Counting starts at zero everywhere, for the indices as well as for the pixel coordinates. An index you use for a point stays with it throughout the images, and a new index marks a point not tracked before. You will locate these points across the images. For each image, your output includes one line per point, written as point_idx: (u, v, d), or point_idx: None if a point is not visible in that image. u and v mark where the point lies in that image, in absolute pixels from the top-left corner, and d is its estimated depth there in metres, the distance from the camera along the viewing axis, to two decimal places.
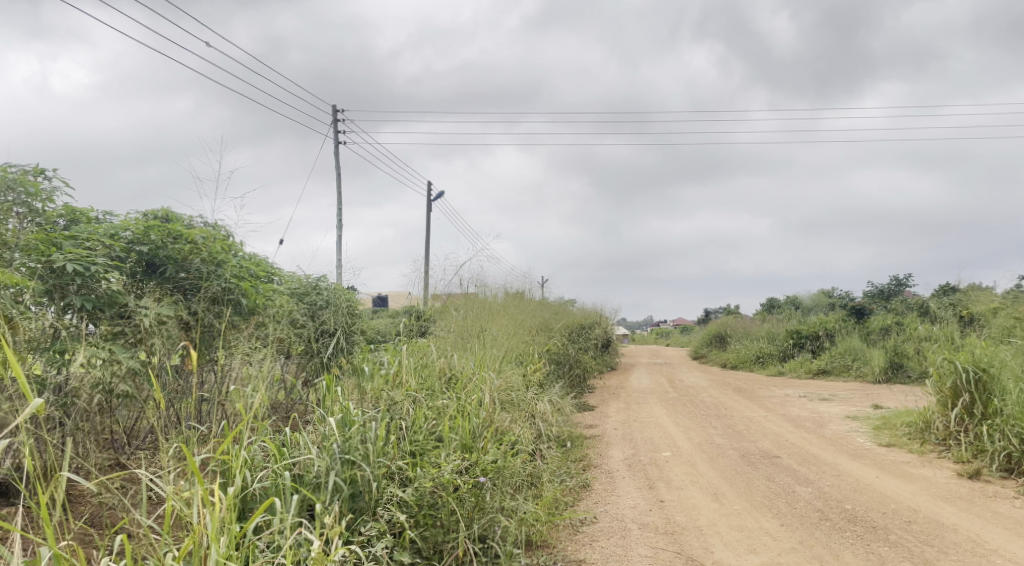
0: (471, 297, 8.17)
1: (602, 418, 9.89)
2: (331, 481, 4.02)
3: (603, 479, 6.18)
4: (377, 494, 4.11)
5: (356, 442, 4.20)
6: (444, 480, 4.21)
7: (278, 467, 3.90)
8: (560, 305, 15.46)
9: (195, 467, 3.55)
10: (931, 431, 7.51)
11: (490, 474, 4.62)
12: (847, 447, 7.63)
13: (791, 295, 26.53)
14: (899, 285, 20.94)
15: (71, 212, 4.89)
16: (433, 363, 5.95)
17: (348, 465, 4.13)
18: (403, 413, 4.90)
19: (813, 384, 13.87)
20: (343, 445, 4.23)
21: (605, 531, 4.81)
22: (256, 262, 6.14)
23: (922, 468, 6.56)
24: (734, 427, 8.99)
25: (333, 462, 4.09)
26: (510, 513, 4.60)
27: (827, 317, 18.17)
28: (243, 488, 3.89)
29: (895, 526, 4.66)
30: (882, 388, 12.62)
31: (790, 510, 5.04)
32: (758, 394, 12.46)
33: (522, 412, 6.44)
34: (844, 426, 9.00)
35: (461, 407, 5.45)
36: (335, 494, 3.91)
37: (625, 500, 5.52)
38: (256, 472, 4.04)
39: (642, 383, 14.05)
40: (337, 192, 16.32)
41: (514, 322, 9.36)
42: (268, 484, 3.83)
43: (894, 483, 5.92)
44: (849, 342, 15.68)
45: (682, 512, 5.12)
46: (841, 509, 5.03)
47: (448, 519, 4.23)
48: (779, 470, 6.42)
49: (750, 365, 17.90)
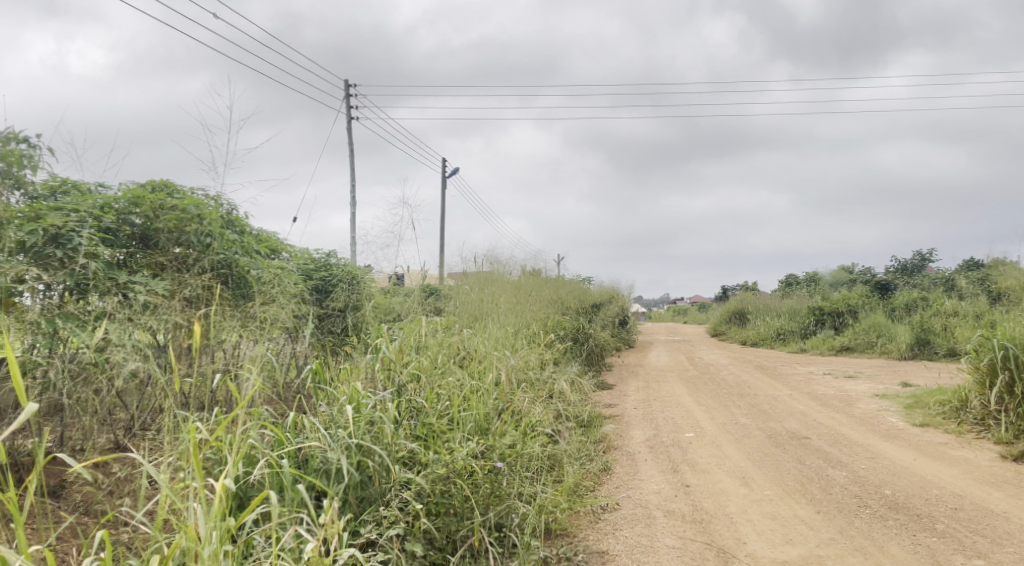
0: (484, 273, 7.86)
1: (621, 397, 9.59)
2: (337, 468, 3.77)
3: (625, 462, 5.90)
4: (387, 481, 3.85)
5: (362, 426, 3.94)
6: (458, 466, 3.94)
7: (278, 453, 3.65)
8: (575, 282, 15.12)
9: (193, 458, 3.35)
10: (967, 411, 7.14)
11: (508, 459, 4.36)
12: (879, 427, 7.28)
13: (810, 271, 25.98)
14: (922, 260, 20.38)
15: (60, 181, 4.67)
16: (447, 342, 5.66)
17: (356, 450, 3.87)
18: (413, 394, 4.65)
19: (837, 361, 13.47)
20: (350, 428, 3.96)
21: (628, 519, 4.53)
22: (261, 236, 5.90)
23: (961, 450, 6.21)
24: (759, 406, 8.67)
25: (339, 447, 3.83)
26: (527, 498, 4.33)
27: (850, 293, 17.70)
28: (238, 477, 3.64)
29: (940, 514, 4.34)
30: (909, 365, 12.20)
31: (826, 496, 4.74)
32: (781, 371, 12.09)
33: (539, 392, 6.16)
34: (872, 405, 8.64)
35: (475, 389, 5.18)
36: (341, 482, 3.65)
37: (649, 485, 5.24)
38: (256, 460, 3.79)
39: (660, 361, 13.72)
40: (348, 169, 16.03)
41: (529, 300, 9.06)
42: (266, 473, 3.58)
43: (934, 466, 5.58)
44: (874, 319, 15.24)
45: (709, 498, 4.84)
46: (880, 495, 4.72)
47: (462, 507, 3.97)
48: (809, 452, 6.11)
49: (770, 342, 17.50)
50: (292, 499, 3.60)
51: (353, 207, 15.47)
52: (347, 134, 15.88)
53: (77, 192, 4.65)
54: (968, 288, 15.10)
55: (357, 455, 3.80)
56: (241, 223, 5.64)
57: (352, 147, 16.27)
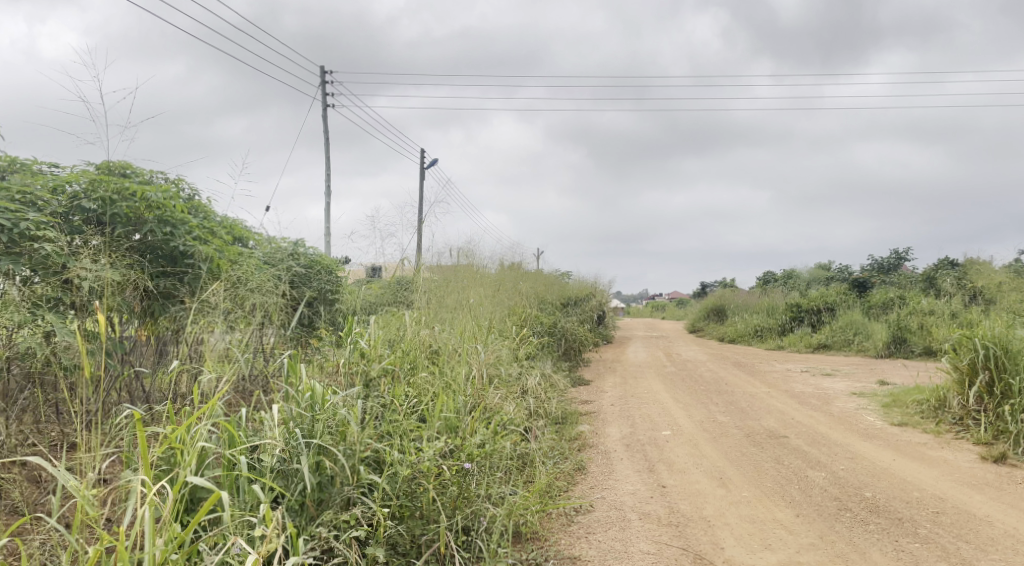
0: (460, 265, 7.62)
1: (598, 394, 9.43)
2: (295, 469, 3.53)
3: (599, 461, 5.73)
4: (348, 482, 3.61)
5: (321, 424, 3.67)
6: (424, 467, 3.72)
7: (230, 452, 3.40)
8: (554, 277, 14.92)
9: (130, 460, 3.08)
10: (946, 410, 7.06)
11: (477, 459, 4.15)
12: (857, 426, 7.19)
13: (788, 269, 26.03)
14: (899, 259, 20.47)
15: (10, 161, 4.35)
16: (416, 336, 5.41)
17: (315, 449, 3.62)
18: (380, 390, 4.42)
19: (814, 359, 13.43)
20: (310, 426, 3.73)
21: (602, 521, 4.36)
22: (226, 226, 5.58)
23: (941, 450, 6.11)
24: (737, 403, 8.55)
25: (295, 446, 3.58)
26: (496, 501, 4.13)
27: (827, 291, 17.70)
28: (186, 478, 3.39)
29: (922, 518, 4.22)
30: (886, 363, 12.17)
31: (805, 498, 4.60)
32: (759, 368, 12.00)
33: (512, 389, 5.95)
34: (851, 404, 8.55)
35: (446, 384, 4.95)
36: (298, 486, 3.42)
37: (624, 485, 5.07)
38: (207, 461, 3.54)
39: (637, 357, 13.59)
40: (324, 157, 15.68)
41: (505, 294, 8.85)
42: (216, 474, 3.33)
43: (914, 467, 5.48)
44: (851, 317, 15.23)
45: (686, 499, 4.68)
46: (860, 497, 4.59)
47: (427, 510, 3.75)
48: (788, 452, 5.97)
49: (748, 339, 17.46)
50: (242, 504, 3.37)
51: (329, 197, 15.10)
52: (324, 123, 15.50)
53: (26, 173, 4.32)
54: (944, 287, 15.14)
55: (316, 455, 3.56)
56: (202, 209, 5.37)
57: (329, 136, 15.88)
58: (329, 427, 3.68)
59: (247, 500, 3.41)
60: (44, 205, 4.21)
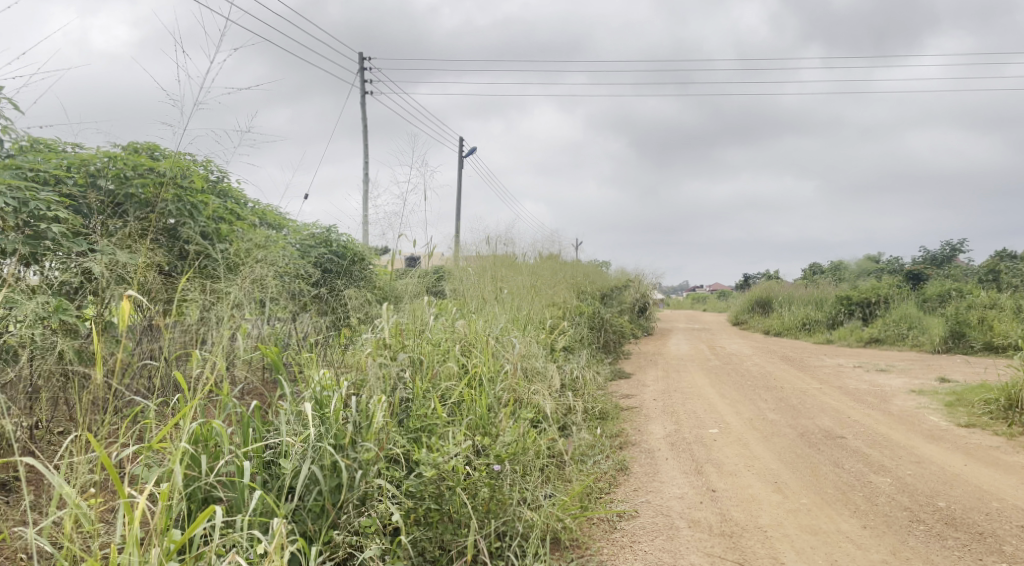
0: (498, 255, 7.33)
1: (640, 388, 9.06)
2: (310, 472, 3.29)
3: (643, 461, 5.39)
4: (369, 483, 3.36)
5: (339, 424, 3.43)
6: (450, 468, 3.44)
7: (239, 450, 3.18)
8: (593, 267, 14.52)
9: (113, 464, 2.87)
10: (1017, 411, 6.50)
11: (509, 460, 3.85)
12: (920, 427, 6.68)
13: (835, 261, 25.14)
14: (953, 251, 19.52)
15: (32, 142, 4.22)
16: (448, 327, 5.12)
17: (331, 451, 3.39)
18: (405, 385, 4.15)
19: (866, 354, 12.80)
20: (324, 425, 3.47)
21: (648, 529, 4.03)
22: (249, 210, 5.39)
23: (1017, 455, 5.60)
24: (788, 400, 8.11)
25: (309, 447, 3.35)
26: (531, 503, 3.87)
27: (879, 283, 16.92)
28: (195, 477, 3.21)
29: (1006, 533, 3.81)
30: (944, 360, 11.52)
31: (870, 507, 4.22)
32: (809, 363, 11.48)
33: (549, 383, 5.63)
34: (910, 402, 8.03)
35: (477, 377, 4.68)
36: (310, 490, 3.19)
37: (670, 488, 4.73)
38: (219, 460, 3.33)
39: (681, 350, 13.15)
40: (362, 146, 15.51)
41: (543, 284, 8.54)
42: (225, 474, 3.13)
43: (989, 474, 5.01)
44: (904, 310, 14.53)
45: (738, 506, 4.33)
46: (934, 508, 4.17)
47: (457, 514, 3.50)
48: (846, 454, 5.55)
49: (795, 332, 16.84)
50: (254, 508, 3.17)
51: (365, 185, 14.94)
52: (361, 112, 15.33)
53: (46, 153, 4.18)
54: (1006, 279, 14.30)
55: (331, 456, 3.31)
56: (230, 192, 5.23)
57: (367, 127, 15.69)
58: (348, 426, 3.44)
59: (260, 503, 3.21)
60: (61, 186, 4.06)
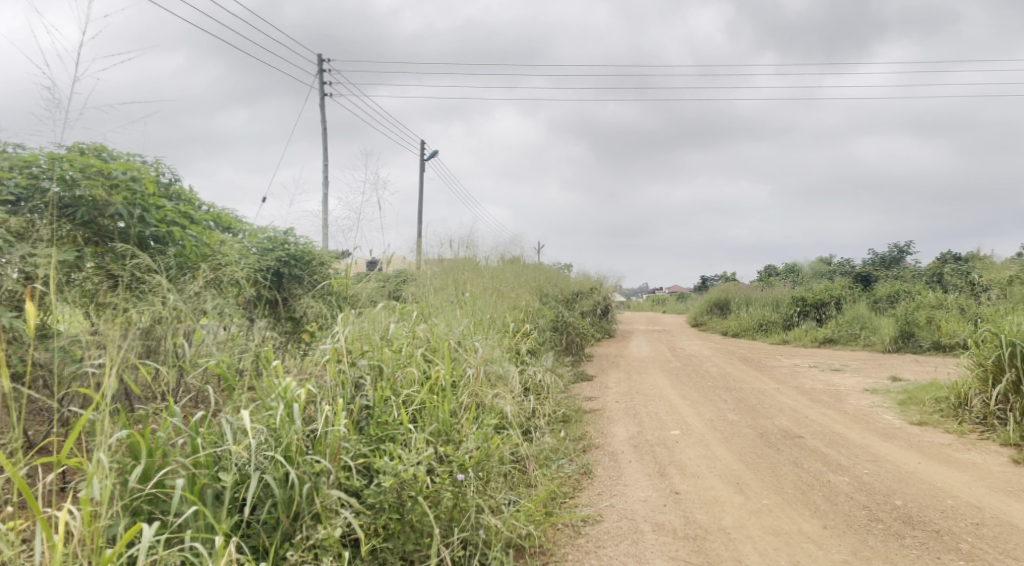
0: (460, 258, 7.26)
1: (603, 390, 9.08)
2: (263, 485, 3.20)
3: (607, 464, 5.38)
4: (326, 496, 3.27)
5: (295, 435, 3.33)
6: (411, 478, 3.37)
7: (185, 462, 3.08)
8: (554, 270, 14.52)
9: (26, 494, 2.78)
10: (967, 409, 6.67)
11: (472, 468, 3.79)
12: (875, 425, 6.82)
13: (789, 263, 25.65)
14: (902, 253, 20.08)
15: None
16: (409, 332, 5.03)
17: (285, 463, 3.30)
18: (364, 392, 4.06)
19: (821, 354, 13.06)
20: (278, 435, 3.37)
21: (612, 534, 4.02)
22: (203, 213, 5.25)
23: (968, 452, 5.75)
24: (747, 401, 8.20)
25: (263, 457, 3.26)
26: (494, 510, 3.82)
27: (832, 284, 17.31)
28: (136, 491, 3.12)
29: (961, 530, 3.90)
30: (895, 359, 11.82)
31: (830, 506, 4.28)
32: (766, 363, 11.65)
33: (511, 388, 5.58)
34: (864, 401, 8.20)
35: (439, 382, 4.61)
36: (262, 504, 3.11)
37: (633, 491, 4.72)
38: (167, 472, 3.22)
39: (641, 352, 13.24)
40: (320, 147, 15.25)
41: (505, 287, 8.49)
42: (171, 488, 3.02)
43: (942, 471, 5.13)
44: (857, 311, 14.88)
45: (701, 508, 4.34)
46: (892, 506, 4.25)
47: (419, 524, 3.43)
48: (806, 454, 5.62)
49: (752, 333, 17.11)
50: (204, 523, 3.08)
51: (324, 187, 14.70)
52: (319, 113, 15.07)
53: None
54: (952, 280, 14.75)
55: (285, 468, 3.22)
56: (183, 195, 5.08)
57: (325, 128, 15.44)
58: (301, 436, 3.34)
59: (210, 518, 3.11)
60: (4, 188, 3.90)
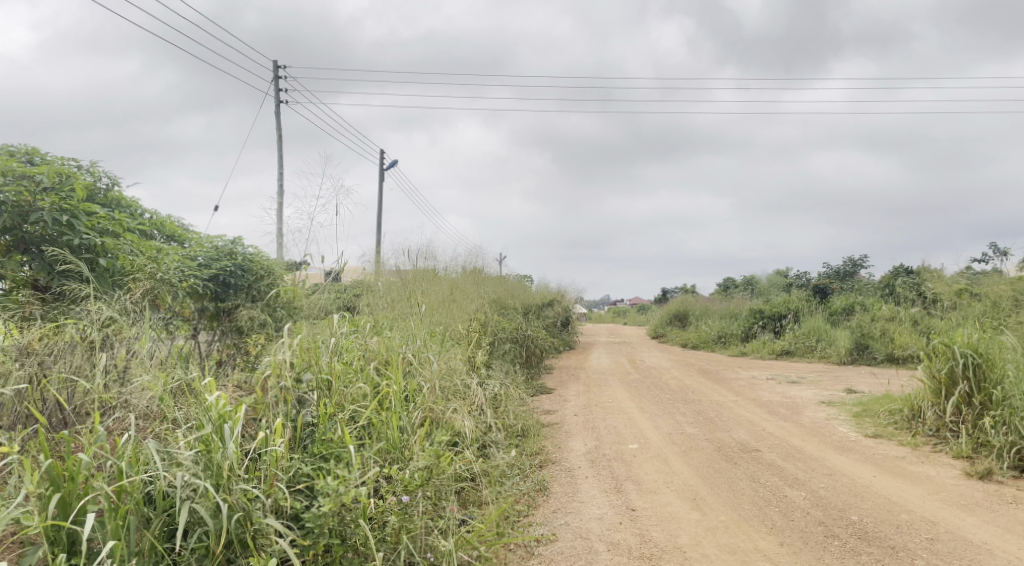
0: (418, 269, 7.09)
1: (562, 403, 8.98)
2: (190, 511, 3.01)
3: (563, 480, 5.25)
4: (258, 522, 3.10)
5: (226, 460, 3.15)
6: (352, 500, 3.20)
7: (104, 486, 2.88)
8: (515, 282, 14.39)
9: None
10: (920, 421, 6.71)
11: (422, 488, 3.62)
12: (831, 438, 6.82)
13: (748, 276, 26.01)
14: (854, 267, 20.48)
15: None
16: (360, 343, 4.84)
17: (215, 489, 3.10)
18: (310, 409, 3.87)
19: (778, 366, 13.17)
20: (209, 457, 3.17)
21: (566, 554, 3.89)
22: (141, 221, 5.04)
23: (921, 465, 5.78)
24: (705, 414, 8.17)
25: (191, 483, 3.07)
26: (444, 531, 3.68)
27: (789, 296, 17.53)
28: (53, 518, 2.90)
29: (916, 546, 3.87)
30: (850, 371, 11.97)
31: (786, 522, 4.22)
32: (725, 376, 11.70)
33: (466, 402, 5.43)
34: (820, 413, 8.24)
35: (388, 397, 4.43)
36: (188, 532, 2.91)
37: (589, 509, 4.60)
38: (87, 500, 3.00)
39: (602, 364, 13.18)
40: (276, 155, 14.93)
41: (464, 298, 8.34)
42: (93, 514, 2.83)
43: (897, 485, 5.12)
44: (813, 323, 15.07)
45: (658, 525, 4.23)
46: (847, 521, 4.21)
47: (363, 547, 3.28)
48: (763, 468, 5.58)
49: (711, 345, 17.20)
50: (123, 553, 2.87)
51: (281, 197, 14.40)
52: (277, 120, 14.78)
53: None
54: (904, 292, 15.06)
55: (213, 494, 3.03)
56: (122, 202, 4.86)
57: (282, 137, 15.13)
58: (233, 459, 3.15)
59: (130, 548, 2.91)
60: None
